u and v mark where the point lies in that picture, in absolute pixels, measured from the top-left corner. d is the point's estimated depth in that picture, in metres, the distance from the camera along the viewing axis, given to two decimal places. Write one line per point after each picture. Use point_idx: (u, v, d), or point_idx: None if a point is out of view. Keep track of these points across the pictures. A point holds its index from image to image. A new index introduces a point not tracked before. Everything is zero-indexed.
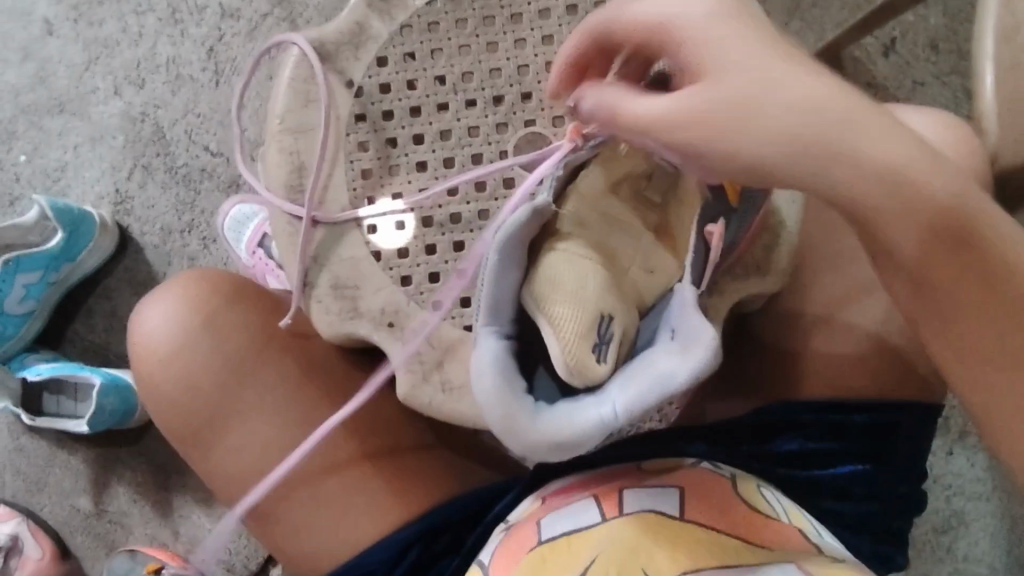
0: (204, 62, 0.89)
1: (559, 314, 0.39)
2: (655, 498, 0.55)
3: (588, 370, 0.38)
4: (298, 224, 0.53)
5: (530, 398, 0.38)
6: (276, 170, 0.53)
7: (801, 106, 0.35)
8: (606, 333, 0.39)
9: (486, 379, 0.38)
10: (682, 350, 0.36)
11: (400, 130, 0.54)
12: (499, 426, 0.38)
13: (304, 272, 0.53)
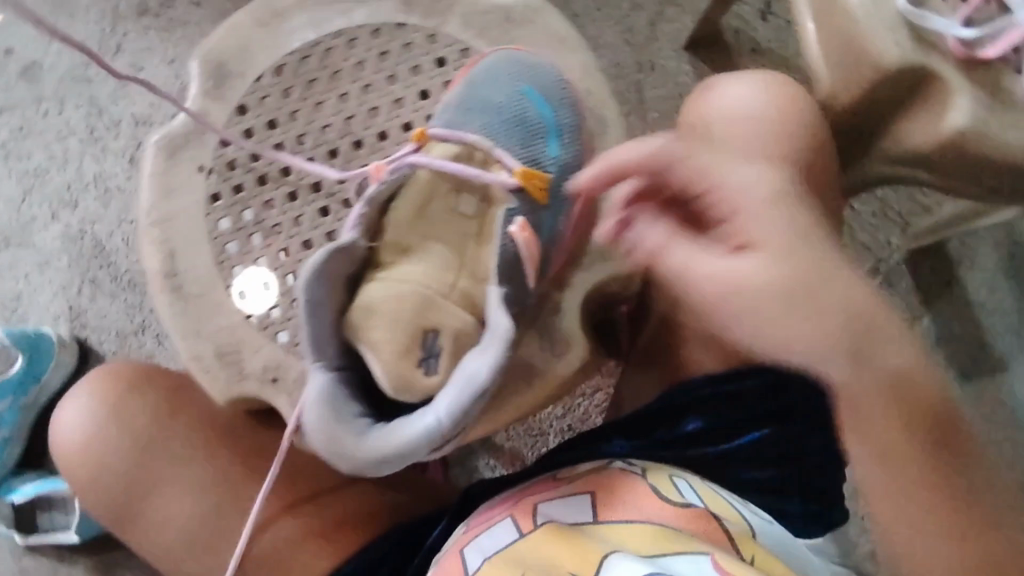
0: (127, 171, 0.94)
1: (379, 338, 0.41)
2: (568, 506, 0.57)
3: (415, 387, 0.41)
4: (179, 304, 0.57)
5: (358, 421, 0.40)
6: (151, 264, 0.57)
7: (710, 277, 0.44)
8: (433, 347, 0.43)
9: (311, 409, 0.40)
10: (491, 352, 0.40)
11: (253, 200, 0.57)
12: (330, 452, 0.40)
13: (192, 346, 0.57)
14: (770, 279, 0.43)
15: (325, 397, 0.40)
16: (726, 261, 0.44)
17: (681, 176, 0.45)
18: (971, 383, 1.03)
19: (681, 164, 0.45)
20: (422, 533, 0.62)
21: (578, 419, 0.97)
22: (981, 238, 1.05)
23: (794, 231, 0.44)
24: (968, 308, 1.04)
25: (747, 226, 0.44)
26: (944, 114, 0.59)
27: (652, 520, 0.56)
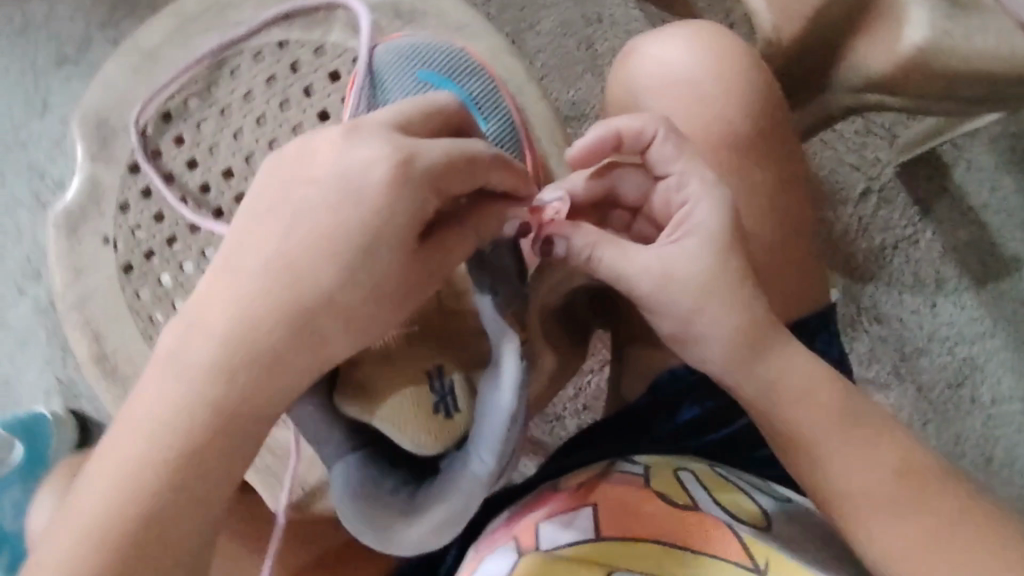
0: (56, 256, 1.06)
1: (395, 408, 0.37)
2: (569, 525, 0.51)
3: (441, 432, 0.37)
4: (117, 386, 0.53)
5: (394, 513, 0.35)
6: (80, 351, 0.54)
7: (705, 269, 0.40)
8: (444, 386, 0.38)
9: (345, 507, 0.36)
10: (502, 374, 0.36)
11: (164, 265, 0.52)
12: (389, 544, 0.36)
13: None
14: (710, 268, 0.40)
15: (355, 486, 0.36)
16: (661, 253, 0.40)
17: (670, 158, 0.42)
18: (987, 288, 0.96)
19: (658, 146, 0.42)
20: (434, 567, 0.61)
21: (590, 396, 0.92)
22: (972, 139, 0.98)
23: (721, 224, 0.41)
24: (969, 212, 0.97)
25: (710, 208, 0.41)
26: (900, 36, 0.57)
27: (665, 533, 0.50)
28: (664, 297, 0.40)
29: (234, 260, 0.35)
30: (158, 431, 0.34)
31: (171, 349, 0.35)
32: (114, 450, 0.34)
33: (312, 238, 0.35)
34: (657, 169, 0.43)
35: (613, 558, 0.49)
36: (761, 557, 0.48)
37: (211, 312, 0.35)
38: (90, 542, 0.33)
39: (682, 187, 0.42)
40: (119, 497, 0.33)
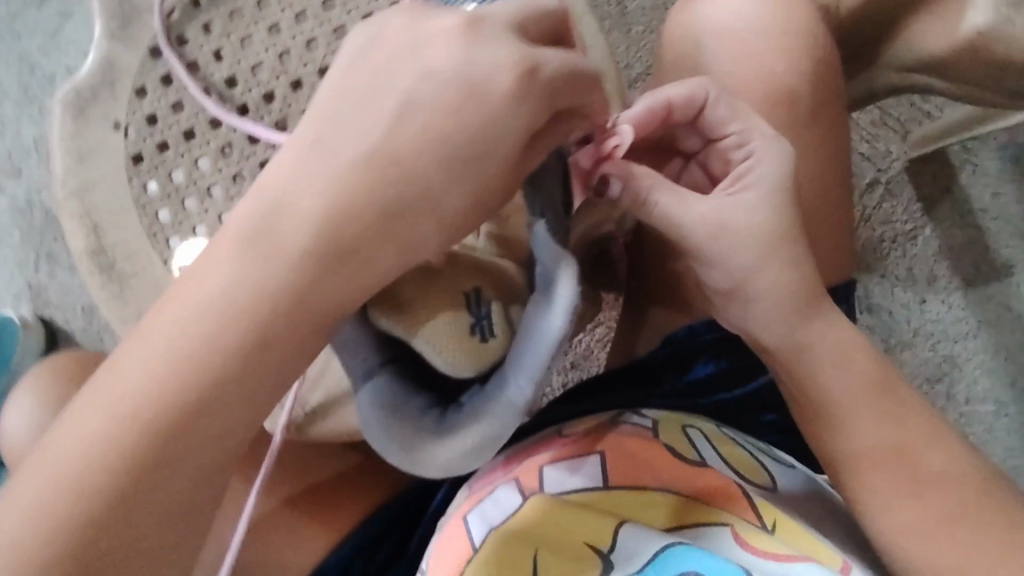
0: (41, 160, 1.11)
1: (432, 330, 0.35)
2: (576, 472, 0.49)
3: (474, 353, 0.35)
4: (112, 285, 0.50)
5: (425, 436, 0.35)
6: (75, 243, 0.50)
7: (765, 225, 0.39)
8: (482, 311, 0.36)
9: (371, 422, 0.35)
10: (552, 299, 0.34)
11: (179, 159, 0.49)
12: (417, 466, 0.35)
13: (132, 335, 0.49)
14: (766, 225, 0.39)
15: (381, 403, 0.35)
16: (716, 205, 0.38)
17: (728, 117, 0.40)
18: (974, 291, 0.95)
19: (715, 104, 0.40)
20: (424, 505, 0.60)
21: (579, 355, 0.91)
22: (982, 143, 0.96)
23: (778, 182, 0.39)
24: (968, 215, 0.96)
25: (772, 166, 0.39)
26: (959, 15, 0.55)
27: (673, 486, 0.49)
28: (719, 247, 0.38)
29: (329, 141, 0.35)
30: (229, 305, 0.33)
31: (250, 224, 0.35)
32: (164, 321, 0.33)
33: (418, 134, 0.35)
34: (714, 128, 0.40)
35: (619, 506, 0.48)
36: (769, 516, 0.48)
37: (301, 191, 0.35)
38: (135, 409, 0.32)
39: (744, 142, 0.40)
40: (172, 365, 0.32)
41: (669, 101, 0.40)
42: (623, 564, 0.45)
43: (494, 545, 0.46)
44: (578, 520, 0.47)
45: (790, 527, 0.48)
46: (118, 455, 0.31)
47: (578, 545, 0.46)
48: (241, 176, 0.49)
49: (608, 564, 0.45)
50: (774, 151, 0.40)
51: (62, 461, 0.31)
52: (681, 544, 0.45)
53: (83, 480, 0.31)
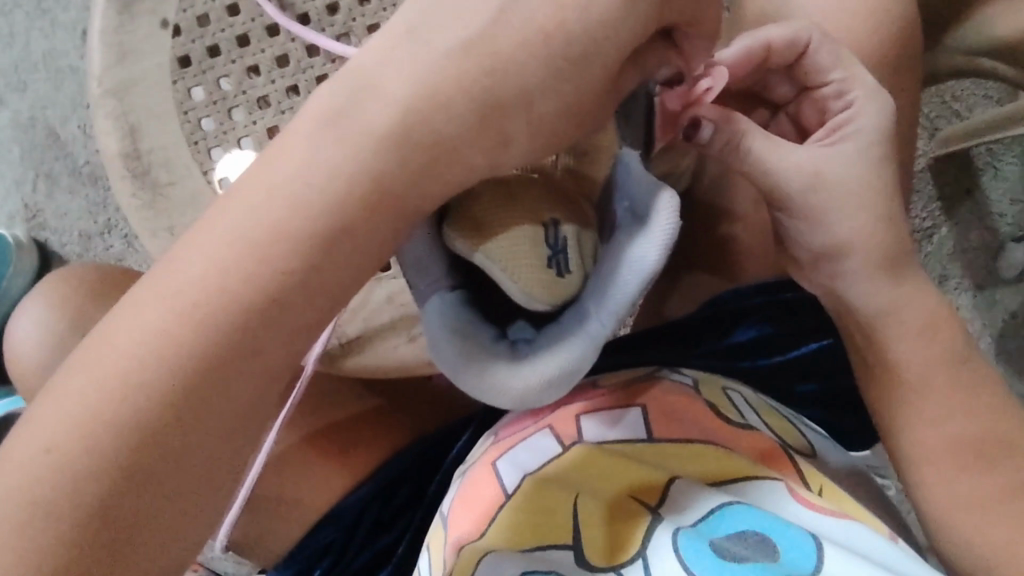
0: (47, 76, 1.06)
1: (510, 253, 0.34)
2: (614, 424, 0.49)
3: (552, 287, 0.34)
4: (145, 193, 0.48)
5: (500, 359, 0.35)
6: (108, 144, 0.48)
7: (858, 184, 0.41)
8: (557, 241, 0.35)
9: (443, 344, 0.35)
10: (648, 231, 0.34)
11: (231, 65, 0.47)
12: (488, 391, 0.35)
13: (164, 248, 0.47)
14: (861, 181, 0.42)
15: (456, 325, 0.35)
16: (814, 154, 0.41)
17: (829, 66, 0.43)
18: (981, 295, 0.90)
19: (817, 50, 0.43)
20: (444, 451, 0.61)
21: None
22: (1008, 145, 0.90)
23: (877, 134, 0.42)
24: (984, 218, 0.91)
25: (871, 116, 0.42)
26: None
27: (717, 441, 0.48)
28: (813, 201, 0.41)
29: (421, 32, 0.35)
30: (314, 197, 0.33)
31: (334, 107, 0.34)
32: (243, 212, 0.34)
33: (515, 32, 0.35)
34: (815, 74, 0.44)
35: (664, 460, 0.47)
36: (815, 482, 0.48)
37: (389, 78, 0.34)
38: (214, 296, 0.33)
39: (843, 92, 0.43)
40: (252, 256, 0.33)
41: (769, 44, 0.43)
42: (674, 516, 0.44)
43: (528, 492, 0.46)
44: (622, 474, 0.46)
45: (837, 494, 0.47)
46: (195, 351, 0.32)
47: (623, 498, 0.45)
48: (296, 88, 0.47)
49: (656, 517, 0.44)
50: (875, 105, 0.43)
51: (145, 351, 0.33)
52: (736, 502, 0.44)
53: (166, 370, 0.32)
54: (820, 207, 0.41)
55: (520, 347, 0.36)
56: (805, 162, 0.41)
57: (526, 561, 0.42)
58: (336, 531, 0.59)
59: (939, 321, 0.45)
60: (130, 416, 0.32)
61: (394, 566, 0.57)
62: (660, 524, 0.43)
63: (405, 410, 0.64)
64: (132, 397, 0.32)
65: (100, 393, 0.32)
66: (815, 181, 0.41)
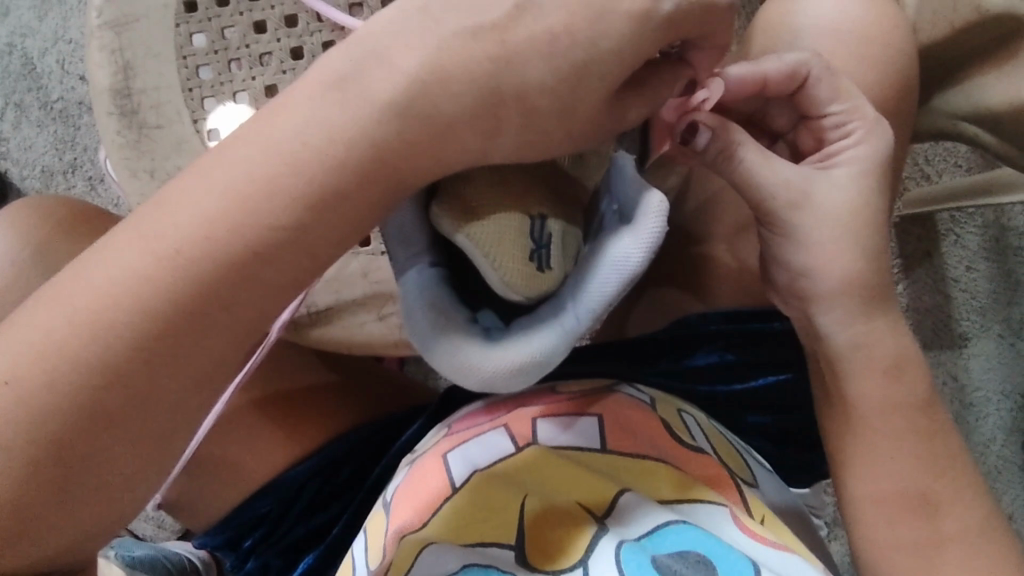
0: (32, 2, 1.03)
1: (495, 244, 0.34)
2: (568, 428, 0.49)
3: (532, 279, 0.34)
4: (129, 133, 0.47)
5: (473, 341, 0.34)
6: (98, 78, 0.47)
7: (847, 212, 0.44)
8: (543, 236, 0.35)
9: (417, 315, 0.35)
10: (633, 233, 0.35)
11: (238, 17, 0.46)
12: (455, 371, 0.34)
13: (142, 190, 0.47)
14: (848, 205, 0.45)
15: (432, 298, 0.35)
16: (800, 172, 0.44)
17: (830, 99, 0.45)
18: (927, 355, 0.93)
19: (818, 82, 0.44)
20: (395, 436, 0.60)
21: None
22: (969, 214, 0.93)
23: (866, 164, 0.45)
24: (941, 282, 0.93)
25: (866, 148, 0.45)
26: None
27: (667, 461, 0.49)
28: (803, 226, 0.44)
29: (436, 12, 0.35)
30: (303, 166, 0.33)
31: (342, 73, 0.34)
32: (239, 164, 0.34)
33: (532, 28, 0.35)
34: (816, 106, 0.45)
35: (615, 472, 0.48)
36: (758, 511, 0.49)
37: (399, 53, 0.34)
38: (203, 246, 0.33)
39: (843, 123, 0.45)
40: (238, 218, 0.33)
41: (767, 71, 0.43)
42: (618, 529, 0.44)
43: (473, 486, 0.46)
44: (570, 480, 0.46)
45: (778, 525, 0.48)
46: (176, 297, 0.33)
47: (571, 505, 0.45)
48: (301, 52, 0.46)
49: (602, 527, 0.44)
50: (874, 134, 0.45)
51: (119, 295, 0.33)
52: (681, 522, 0.44)
53: (150, 315, 0.33)
54: (808, 231, 0.44)
55: (494, 333, 0.36)
56: (794, 181, 0.44)
57: (465, 555, 0.43)
58: (273, 502, 0.58)
59: (892, 374, 0.47)
60: (107, 358, 0.33)
61: (328, 544, 0.56)
62: (605, 535, 0.44)
63: (358, 390, 0.63)
64: (113, 338, 0.33)
65: (78, 330, 0.33)
66: (807, 203, 0.44)
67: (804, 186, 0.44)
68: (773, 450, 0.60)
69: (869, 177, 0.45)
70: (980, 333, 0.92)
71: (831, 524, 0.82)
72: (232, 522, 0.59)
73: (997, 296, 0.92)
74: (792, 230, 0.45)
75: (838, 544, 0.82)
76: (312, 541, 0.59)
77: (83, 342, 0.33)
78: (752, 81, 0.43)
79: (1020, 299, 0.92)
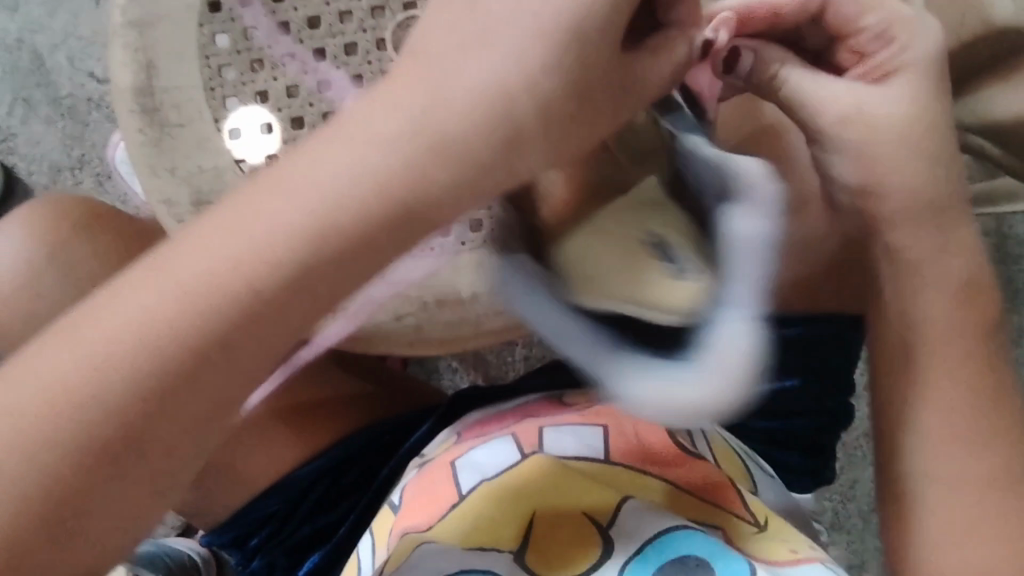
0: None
1: (677, 288, 0.35)
2: (575, 439, 0.50)
3: (685, 294, 0.34)
4: (152, 131, 0.47)
5: (659, 362, 0.33)
6: (120, 76, 0.48)
7: (903, 129, 0.43)
8: (674, 253, 0.37)
9: (622, 357, 0.34)
10: (750, 210, 0.34)
11: (261, 17, 0.47)
12: (655, 397, 0.32)
13: (170, 190, 0.47)
14: (904, 114, 0.44)
15: (599, 344, 0.35)
16: (849, 88, 0.43)
17: (858, 11, 0.44)
18: None
19: (842, 0, 0.44)
20: (403, 437, 0.61)
21: None
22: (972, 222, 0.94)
23: (912, 71, 0.44)
24: None
25: (908, 53, 0.44)
26: None
27: (669, 476, 0.49)
28: (869, 160, 0.44)
29: None
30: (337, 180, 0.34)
31: None
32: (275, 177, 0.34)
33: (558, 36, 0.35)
34: (848, 22, 0.44)
35: (620, 484, 0.48)
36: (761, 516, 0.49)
37: None
38: (261, 255, 0.34)
39: (880, 32, 0.44)
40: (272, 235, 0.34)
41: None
42: (622, 540, 0.44)
43: (478, 495, 0.47)
44: (573, 489, 0.46)
45: (782, 526, 0.49)
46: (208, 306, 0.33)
47: (575, 514, 0.45)
48: (323, 53, 0.47)
49: (606, 539, 0.44)
50: (908, 26, 0.44)
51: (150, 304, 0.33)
52: (685, 528, 0.44)
53: (182, 314, 0.33)
54: (887, 158, 0.44)
55: (697, 345, 0.34)
56: (842, 102, 0.43)
57: (465, 560, 0.43)
58: (280, 502, 0.59)
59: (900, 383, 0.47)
60: (140, 355, 0.33)
61: (335, 543, 0.57)
62: (609, 556, 0.44)
63: (365, 390, 0.64)
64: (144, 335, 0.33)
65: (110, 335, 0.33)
66: (862, 126, 0.43)
67: (857, 111, 0.43)
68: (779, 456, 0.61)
69: (921, 81, 0.44)
70: None
71: (831, 529, 0.82)
72: (238, 523, 0.59)
73: (996, 305, 0.93)
74: (872, 160, 0.44)
75: (838, 549, 0.83)
76: (318, 540, 0.59)
77: (105, 342, 0.33)
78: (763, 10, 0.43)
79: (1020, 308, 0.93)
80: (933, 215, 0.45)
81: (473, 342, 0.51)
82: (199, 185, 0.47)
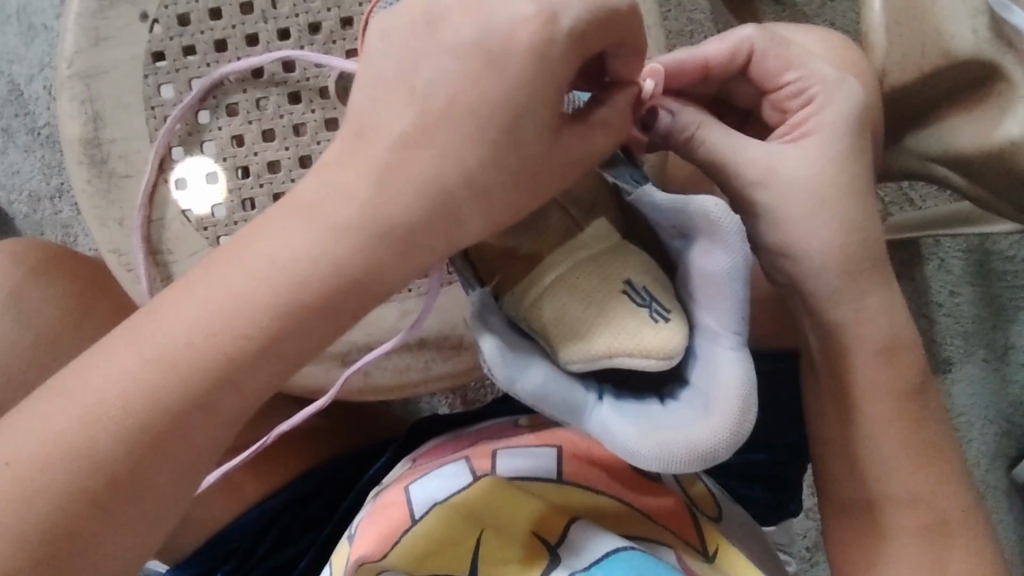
0: (19, 30, 1.03)
1: (649, 334, 0.34)
2: (530, 460, 0.51)
3: (666, 341, 0.34)
4: (107, 182, 0.49)
5: (676, 419, 0.34)
6: (69, 127, 0.49)
7: (816, 179, 0.44)
8: (644, 296, 0.36)
9: (616, 420, 0.34)
10: (716, 250, 0.34)
11: (204, 68, 0.48)
12: (677, 456, 0.33)
13: (147, 232, 0.48)
14: (819, 176, 0.44)
15: (592, 405, 0.34)
16: (767, 149, 0.44)
17: (782, 69, 0.45)
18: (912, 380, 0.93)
19: (765, 54, 0.45)
20: (364, 472, 0.60)
21: None
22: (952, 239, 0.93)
23: (835, 125, 0.44)
24: (924, 307, 0.93)
25: (832, 113, 0.45)
26: (998, 121, 0.55)
27: (621, 498, 0.50)
28: (769, 205, 0.44)
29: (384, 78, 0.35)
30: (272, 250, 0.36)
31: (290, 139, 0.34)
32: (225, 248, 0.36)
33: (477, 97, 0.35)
34: (772, 77, 0.46)
35: (570, 504, 0.48)
36: (712, 541, 0.50)
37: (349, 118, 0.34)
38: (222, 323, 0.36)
39: (802, 90, 0.45)
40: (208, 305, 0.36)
41: (704, 51, 0.46)
42: (568, 560, 0.44)
43: (431, 519, 0.46)
44: (522, 509, 0.46)
45: (735, 556, 0.48)
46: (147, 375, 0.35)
47: (524, 533, 0.45)
48: (266, 102, 0.48)
49: (553, 559, 0.44)
50: (837, 89, 0.45)
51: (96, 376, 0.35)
52: (632, 549, 0.44)
53: (114, 380, 0.35)
54: (782, 209, 0.43)
55: (689, 394, 0.35)
56: (758, 163, 0.43)
57: None
58: (244, 535, 0.58)
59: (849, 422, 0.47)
60: (75, 417, 0.35)
61: None
62: (556, 568, 0.44)
63: (328, 425, 0.64)
64: (79, 398, 0.35)
65: (56, 410, 0.35)
66: (777, 185, 0.43)
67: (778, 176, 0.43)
68: (741, 488, 0.61)
69: (843, 144, 0.44)
70: (964, 357, 0.93)
71: (811, 549, 0.82)
72: (202, 556, 0.58)
73: (981, 321, 0.92)
74: (765, 204, 0.44)
75: (820, 570, 0.83)
76: (281, 573, 0.59)
77: (52, 413, 0.35)
78: (692, 66, 0.46)
79: (1004, 325, 0.92)
80: (871, 256, 0.45)
81: (418, 387, 0.52)
82: (160, 232, 0.48)
